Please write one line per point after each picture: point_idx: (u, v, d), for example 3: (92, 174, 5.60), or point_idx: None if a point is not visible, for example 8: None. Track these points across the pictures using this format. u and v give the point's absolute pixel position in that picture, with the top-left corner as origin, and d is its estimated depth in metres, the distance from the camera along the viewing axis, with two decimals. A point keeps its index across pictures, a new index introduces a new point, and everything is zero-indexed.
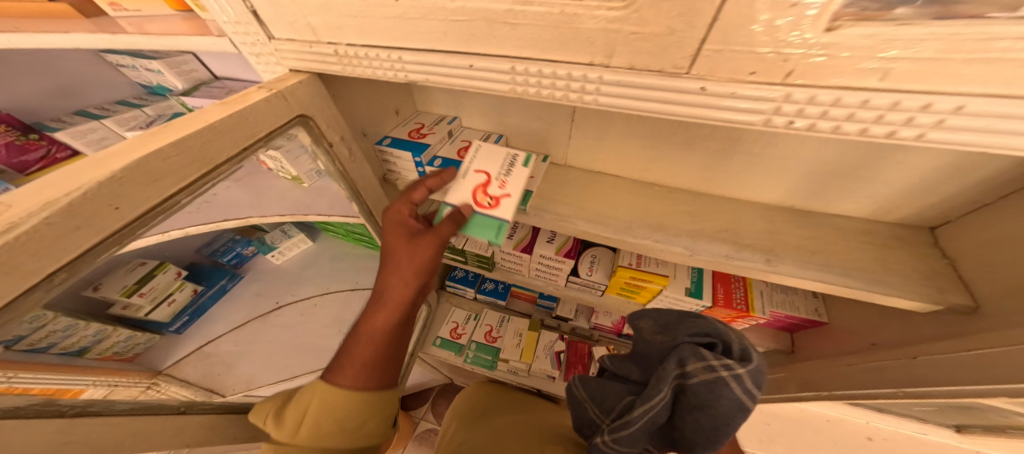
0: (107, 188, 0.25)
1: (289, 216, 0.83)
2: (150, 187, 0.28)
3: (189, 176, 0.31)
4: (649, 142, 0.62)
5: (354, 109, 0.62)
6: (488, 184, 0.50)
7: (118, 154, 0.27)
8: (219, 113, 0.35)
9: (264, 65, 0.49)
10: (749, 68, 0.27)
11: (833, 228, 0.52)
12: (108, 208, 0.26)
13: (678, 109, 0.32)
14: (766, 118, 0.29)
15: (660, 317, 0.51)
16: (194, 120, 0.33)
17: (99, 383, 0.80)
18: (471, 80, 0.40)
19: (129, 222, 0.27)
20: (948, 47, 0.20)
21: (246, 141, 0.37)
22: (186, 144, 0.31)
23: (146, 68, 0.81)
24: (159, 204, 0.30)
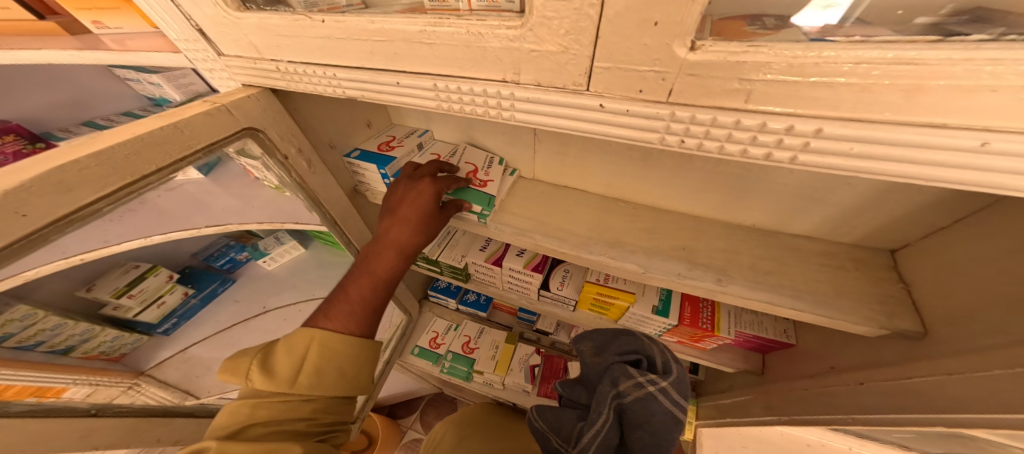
0: (14, 196, 0.26)
1: (267, 223, 0.85)
2: (64, 196, 0.29)
3: (111, 185, 0.32)
4: (607, 156, 0.61)
5: (318, 122, 0.64)
6: (477, 171, 0.69)
7: (35, 163, 0.28)
8: (153, 125, 0.36)
9: (218, 80, 0.52)
10: (637, 86, 0.26)
11: (792, 248, 0.50)
12: (13, 215, 0.26)
13: (589, 127, 0.32)
14: (661, 137, 0.28)
15: (595, 337, 0.52)
16: (125, 132, 0.34)
17: (80, 382, 0.80)
18: (403, 96, 0.41)
19: (37, 229, 0.28)
20: (791, 70, 0.20)
21: (182, 153, 0.39)
22: (110, 155, 0.32)
23: (148, 82, 0.88)
24: (74, 211, 0.30)
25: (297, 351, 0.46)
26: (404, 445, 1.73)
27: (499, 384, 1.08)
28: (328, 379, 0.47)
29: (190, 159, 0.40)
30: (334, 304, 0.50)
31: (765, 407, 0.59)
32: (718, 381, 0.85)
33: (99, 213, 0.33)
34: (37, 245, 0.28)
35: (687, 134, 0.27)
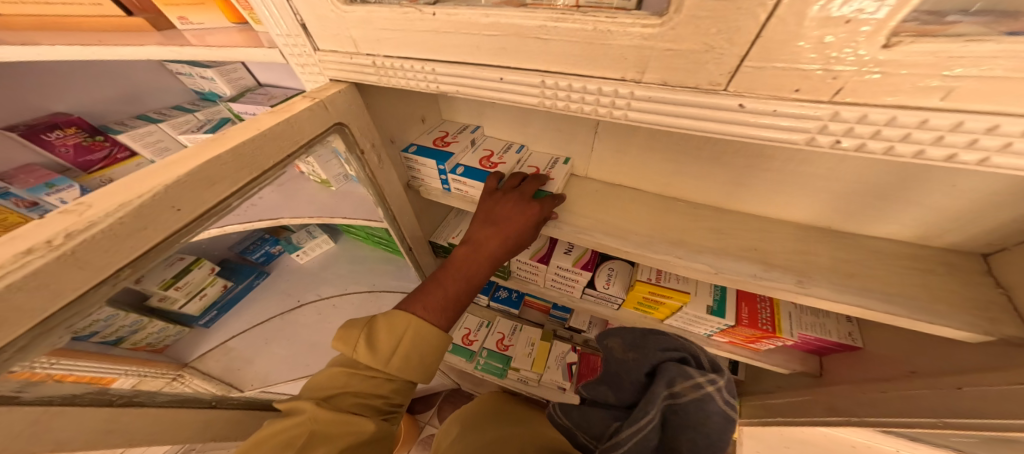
0: (173, 191, 0.27)
1: (315, 218, 0.86)
2: (208, 191, 0.30)
3: (241, 180, 0.33)
4: (672, 157, 0.61)
5: (384, 118, 0.65)
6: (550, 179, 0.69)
7: (182, 159, 0.30)
8: (269, 123, 0.37)
9: (308, 74, 0.54)
10: (791, 86, 0.26)
11: (874, 251, 0.50)
12: (171, 209, 0.27)
13: (712, 126, 0.32)
14: (809, 136, 0.29)
15: (633, 337, 0.52)
16: (248, 129, 0.35)
17: (131, 373, 0.83)
18: (500, 92, 0.42)
19: (186, 224, 0.29)
20: (1019, 66, 0.19)
21: (290, 148, 0.40)
22: (241, 151, 0.33)
23: (201, 76, 0.88)
24: (212, 206, 0.31)
25: (397, 331, 0.46)
26: (422, 440, 1.74)
27: (535, 381, 1.10)
28: (411, 364, 0.47)
29: (295, 155, 0.41)
30: (426, 293, 0.50)
31: (827, 409, 0.59)
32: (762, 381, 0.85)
33: (230, 208, 0.34)
34: (185, 238, 0.30)
35: (846, 134, 0.27)
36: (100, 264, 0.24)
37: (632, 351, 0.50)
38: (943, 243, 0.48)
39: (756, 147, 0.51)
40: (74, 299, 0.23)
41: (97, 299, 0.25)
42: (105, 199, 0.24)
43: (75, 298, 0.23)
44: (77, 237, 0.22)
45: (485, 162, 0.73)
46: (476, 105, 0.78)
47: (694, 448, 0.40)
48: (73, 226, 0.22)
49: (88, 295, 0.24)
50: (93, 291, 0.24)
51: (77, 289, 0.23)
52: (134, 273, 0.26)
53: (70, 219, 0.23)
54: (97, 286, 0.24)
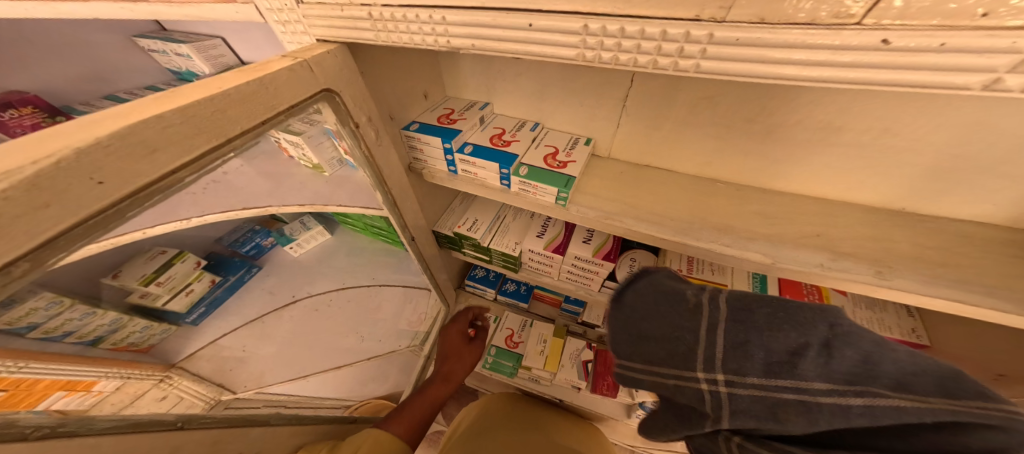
0: (92, 156, 0.19)
1: (308, 207, 0.77)
2: (144, 160, 0.23)
3: (196, 149, 0.26)
4: (717, 131, 0.54)
5: (382, 89, 0.57)
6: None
7: (110, 117, 0.22)
8: (237, 80, 0.29)
9: (290, 36, 0.45)
10: (976, 7, 0.18)
11: (956, 235, 0.45)
12: (88, 182, 0.20)
13: (818, 75, 0.25)
14: (987, 81, 0.21)
15: (755, 314, 0.29)
16: (207, 85, 0.28)
17: (112, 376, 0.73)
18: (528, 44, 0.34)
19: (113, 204, 0.21)
20: None
21: (265, 114, 0.32)
22: (197, 111, 0.25)
23: (176, 53, 0.77)
24: (153, 182, 0.24)
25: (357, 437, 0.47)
26: (427, 438, 1.69)
27: (548, 380, 1.05)
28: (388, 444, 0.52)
29: (270, 124, 0.33)
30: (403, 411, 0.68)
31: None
32: None
33: (180, 185, 0.26)
34: (113, 223, 0.22)
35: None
36: None
37: (760, 339, 0.28)
38: None
39: (822, 118, 0.44)
40: None
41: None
42: None
43: None
44: None
45: (495, 139, 0.68)
46: (486, 78, 0.70)
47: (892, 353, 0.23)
48: None
49: None
50: None
51: None
52: (29, 269, 0.19)
53: None
54: None
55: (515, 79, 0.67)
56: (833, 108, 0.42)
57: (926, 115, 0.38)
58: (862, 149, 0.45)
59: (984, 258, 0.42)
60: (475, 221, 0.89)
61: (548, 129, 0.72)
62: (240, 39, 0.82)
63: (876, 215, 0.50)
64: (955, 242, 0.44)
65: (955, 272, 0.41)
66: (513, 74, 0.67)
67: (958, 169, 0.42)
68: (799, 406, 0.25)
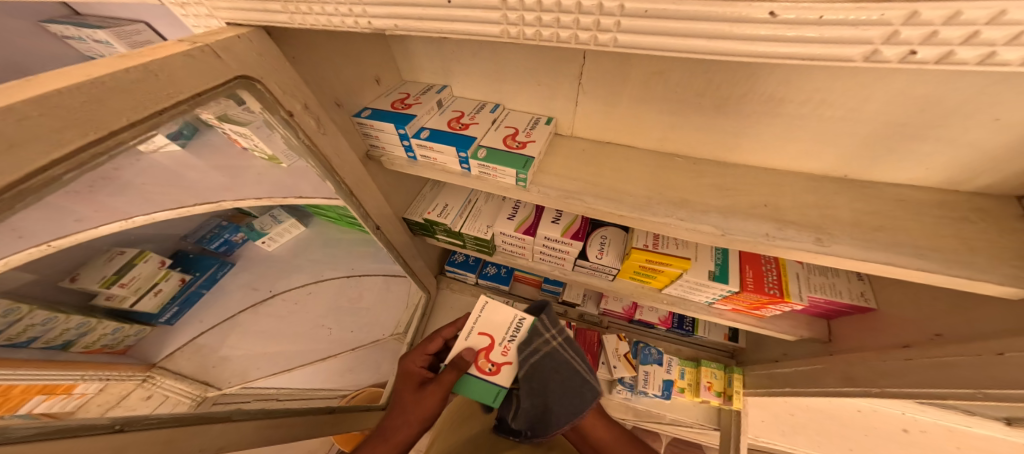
0: None
1: (267, 199, 0.76)
2: (2, 158, 0.20)
3: (70, 142, 0.23)
4: (672, 107, 0.53)
5: (324, 75, 0.54)
6: (493, 348, 0.64)
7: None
8: (112, 68, 0.27)
9: (197, 20, 0.42)
10: None
11: (897, 200, 0.46)
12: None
13: (726, 43, 0.24)
14: (871, 51, 0.21)
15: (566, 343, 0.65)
16: (74, 74, 0.25)
17: (88, 378, 0.68)
18: (453, 22, 0.33)
19: None
20: None
21: (161, 104, 0.29)
22: (57, 102, 0.23)
23: (94, 40, 0.70)
24: (20, 182, 0.21)
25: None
26: None
27: None
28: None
29: (170, 114, 0.31)
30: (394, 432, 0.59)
31: (842, 378, 0.63)
32: (766, 348, 0.95)
33: (59, 183, 0.24)
34: None
35: (925, 42, 0.20)
36: None
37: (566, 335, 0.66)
38: (977, 186, 0.45)
39: (767, 90, 0.44)
40: None
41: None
42: None
43: None
44: None
45: (453, 123, 0.66)
46: (440, 59, 0.67)
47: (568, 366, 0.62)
48: None
49: None
50: None
51: None
52: None
53: None
54: None
55: (468, 58, 0.64)
56: (774, 80, 0.42)
57: (864, 83, 0.38)
58: (808, 120, 0.45)
59: (917, 222, 0.44)
60: (445, 206, 0.88)
61: (509, 109, 0.70)
62: (169, 24, 0.76)
63: (822, 182, 0.51)
64: (891, 207, 0.46)
65: (890, 236, 0.42)
66: (466, 55, 0.64)
67: (896, 134, 0.42)
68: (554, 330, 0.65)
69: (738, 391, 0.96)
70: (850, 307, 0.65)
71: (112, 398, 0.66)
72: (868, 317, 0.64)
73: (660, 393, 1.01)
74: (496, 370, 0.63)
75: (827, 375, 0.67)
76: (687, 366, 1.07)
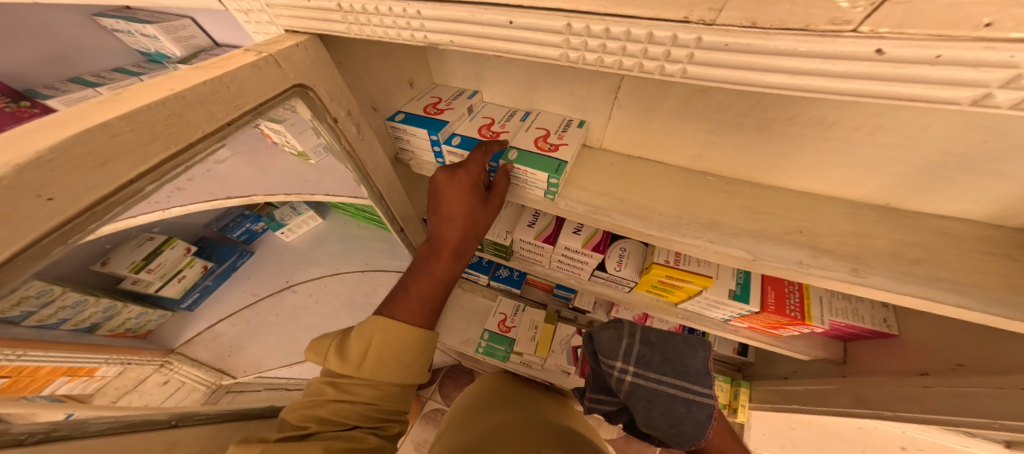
0: (36, 172, 0.19)
1: (295, 196, 0.77)
2: (96, 173, 0.22)
3: (154, 156, 0.25)
4: (709, 125, 0.54)
5: (363, 81, 0.55)
6: (549, 136, 0.64)
7: (53, 127, 0.21)
8: (193, 79, 0.28)
9: (255, 26, 0.43)
10: (981, 17, 0.17)
11: (934, 232, 0.47)
12: (36, 199, 0.19)
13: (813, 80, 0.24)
14: (980, 94, 0.21)
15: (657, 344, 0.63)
16: (159, 88, 0.27)
17: (113, 362, 0.77)
18: (510, 42, 0.34)
19: (69, 219, 0.21)
20: None
21: (229, 115, 0.31)
22: (145, 117, 0.24)
23: (141, 34, 0.71)
24: (110, 194, 0.23)
25: (383, 352, 0.50)
26: (426, 415, 1.77)
27: (539, 365, 1.10)
28: (386, 360, 0.50)
29: (234, 124, 0.33)
30: (408, 298, 0.56)
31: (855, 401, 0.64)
32: (775, 365, 0.97)
33: (142, 194, 0.26)
34: (72, 237, 0.22)
35: None
36: None
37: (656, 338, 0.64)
38: (1017, 223, 0.45)
39: (817, 114, 0.44)
40: None
41: None
42: None
43: None
44: None
45: (484, 131, 0.66)
46: (475, 65, 0.67)
47: (675, 402, 0.58)
48: None
49: None
50: None
51: None
52: None
53: None
54: None
55: (505, 69, 0.65)
56: (824, 106, 0.42)
57: (921, 115, 0.38)
58: (854, 145, 0.46)
59: (955, 256, 0.44)
60: None
61: (541, 109, 0.70)
62: (210, 19, 0.77)
63: (856, 210, 0.52)
64: (928, 238, 0.46)
65: (927, 269, 0.43)
66: (503, 64, 0.64)
67: (942, 167, 0.43)
68: (679, 385, 0.59)
69: (744, 404, 0.98)
70: (871, 332, 0.65)
71: (119, 395, 0.79)
72: (889, 343, 0.64)
73: None
74: (555, 148, 0.62)
75: (839, 397, 0.67)
76: None
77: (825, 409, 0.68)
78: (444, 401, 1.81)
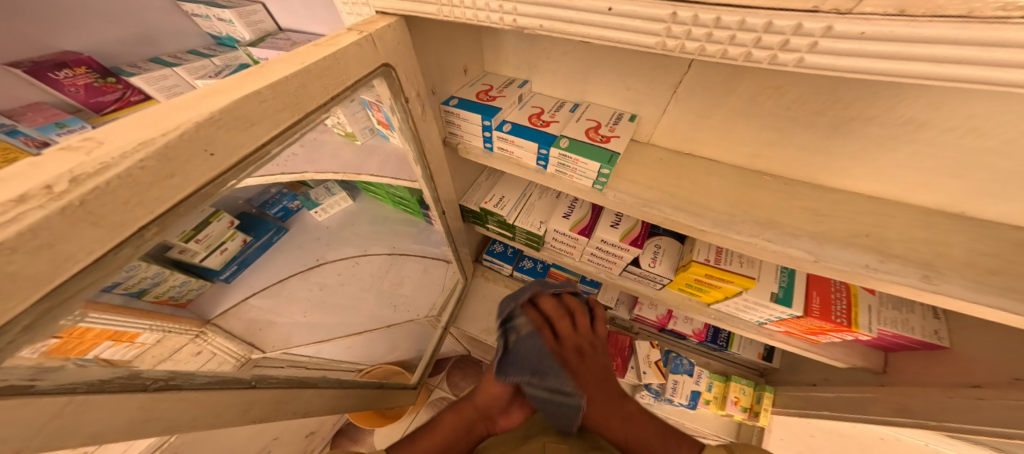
0: (207, 129, 0.22)
1: (341, 174, 0.77)
2: (244, 134, 0.25)
3: (283, 122, 0.29)
4: (776, 122, 0.53)
5: (429, 63, 0.56)
6: (599, 127, 0.64)
7: (217, 90, 0.25)
8: (314, 55, 0.32)
9: (351, 9, 0.45)
10: None
11: (1009, 242, 0.46)
12: (203, 153, 0.22)
13: (955, 74, 0.24)
14: None
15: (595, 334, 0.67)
16: (290, 63, 0.30)
17: (155, 329, 0.74)
18: (602, 30, 0.35)
19: (220, 173, 0.24)
20: None
21: (336, 90, 0.35)
22: (283, 88, 0.28)
23: (217, 18, 0.73)
24: (250, 154, 0.26)
25: None
26: (432, 403, 1.76)
27: None
28: None
29: (338, 99, 0.36)
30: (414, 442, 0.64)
31: (896, 409, 0.63)
32: (804, 372, 0.95)
33: (269, 156, 0.29)
34: (215, 191, 0.25)
35: None
36: (118, 222, 0.18)
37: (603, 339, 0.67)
38: None
39: (902, 114, 0.43)
40: (96, 260, 0.18)
41: (118, 264, 0.20)
42: (121, 134, 0.19)
43: (93, 263, 0.18)
44: (87, 182, 0.16)
45: (535, 119, 0.66)
46: (529, 54, 0.67)
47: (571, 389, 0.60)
48: (79, 167, 0.17)
49: (108, 259, 0.19)
50: (113, 254, 0.19)
51: (99, 251, 0.18)
52: (161, 231, 0.22)
53: (76, 158, 0.17)
54: (117, 249, 0.19)
55: (560, 57, 0.64)
56: (917, 105, 0.41)
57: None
58: (939, 149, 0.45)
59: None
60: (501, 197, 0.89)
61: (590, 101, 0.69)
62: (280, 4, 0.77)
63: (922, 217, 0.51)
64: (1003, 249, 0.45)
65: (1004, 280, 0.41)
66: (559, 52, 0.64)
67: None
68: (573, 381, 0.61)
69: (767, 409, 0.99)
70: (918, 343, 0.64)
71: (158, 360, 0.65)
72: (937, 355, 0.63)
73: (686, 403, 1.07)
74: (606, 139, 0.61)
75: (876, 407, 0.66)
76: (716, 380, 1.10)
77: (861, 417, 0.68)
78: (451, 390, 1.79)
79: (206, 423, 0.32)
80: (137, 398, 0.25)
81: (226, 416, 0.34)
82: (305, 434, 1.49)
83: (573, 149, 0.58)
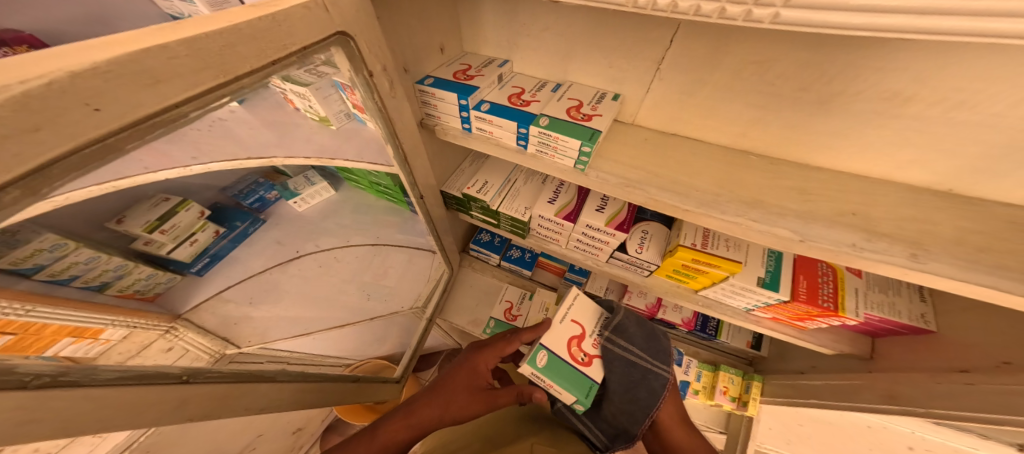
0: (92, 81, 0.18)
1: (314, 160, 0.73)
2: (147, 91, 0.22)
3: (202, 83, 0.25)
4: (762, 99, 0.51)
5: (397, 36, 0.52)
6: (581, 106, 0.61)
7: (115, 43, 0.21)
8: (247, 14, 0.28)
9: None
10: None
11: (1000, 219, 0.44)
12: (85, 107, 0.19)
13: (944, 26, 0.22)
14: None
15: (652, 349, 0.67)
16: (217, 20, 0.27)
17: (119, 324, 0.65)
18: None
19: (111, 132, 0.20)
20: None
21: (276, 54, 0.31)
22: (203, 45, 0.24)
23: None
24: (155, 113, 0.23)
25: None
26: None
27: None
28: None
29: (281, 64, 0.32)
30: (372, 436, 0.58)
31: (884, 395, 0.61)
32: (792, 361, 0.94)
33: (184, 119, 0.26)
34: (107, 152, 0.21)
35: None
36: None
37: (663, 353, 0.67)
38: None
39: (890, 88, 0.41)
40: None
41: None
42: None
43: None
44: None
45: (515, 99, 0.63)
46: (508, 30, 0.63)
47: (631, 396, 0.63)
48: None
49: None
50: None
51: None
52: (28, 196, 0.18)
53: None
54: None
55: (540, 33, 0.61)
56: (905, 77, 0.39)
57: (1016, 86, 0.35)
58: (928, 124, 0.43)
59: None
60: (485, 183, 0.86)
61: (572, 81, 0.66)
62: None
63: (910, 196, 0.49)
64: (991, 226, 0.43)
65: (995, 258, 0.39)
66: (538, 28, 0.60)
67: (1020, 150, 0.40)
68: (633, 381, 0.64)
69: (756, 398, 0.98)
70: (906, 327, 0.62)
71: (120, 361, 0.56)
72: (925, 339, 0.62)
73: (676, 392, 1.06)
74: (588, 119, 0.58)
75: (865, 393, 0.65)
76: (706, 369, 1.09)
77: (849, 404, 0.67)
78: None
79: (120, 420, 0.29)
80: (18, 400, 0.21)
81: (149, 414, 0.31)
82: (292, 430, 1.46)
83: (554, 128, 0.55)
